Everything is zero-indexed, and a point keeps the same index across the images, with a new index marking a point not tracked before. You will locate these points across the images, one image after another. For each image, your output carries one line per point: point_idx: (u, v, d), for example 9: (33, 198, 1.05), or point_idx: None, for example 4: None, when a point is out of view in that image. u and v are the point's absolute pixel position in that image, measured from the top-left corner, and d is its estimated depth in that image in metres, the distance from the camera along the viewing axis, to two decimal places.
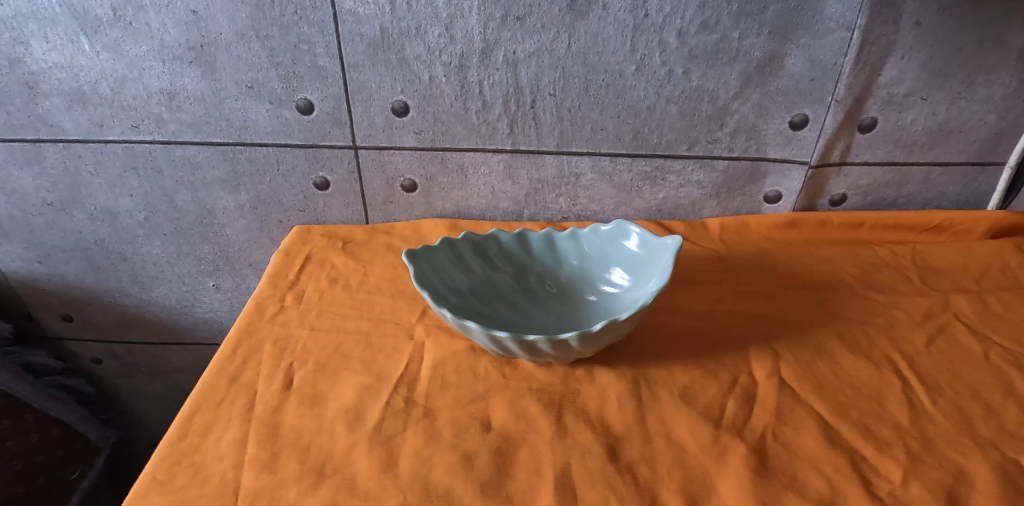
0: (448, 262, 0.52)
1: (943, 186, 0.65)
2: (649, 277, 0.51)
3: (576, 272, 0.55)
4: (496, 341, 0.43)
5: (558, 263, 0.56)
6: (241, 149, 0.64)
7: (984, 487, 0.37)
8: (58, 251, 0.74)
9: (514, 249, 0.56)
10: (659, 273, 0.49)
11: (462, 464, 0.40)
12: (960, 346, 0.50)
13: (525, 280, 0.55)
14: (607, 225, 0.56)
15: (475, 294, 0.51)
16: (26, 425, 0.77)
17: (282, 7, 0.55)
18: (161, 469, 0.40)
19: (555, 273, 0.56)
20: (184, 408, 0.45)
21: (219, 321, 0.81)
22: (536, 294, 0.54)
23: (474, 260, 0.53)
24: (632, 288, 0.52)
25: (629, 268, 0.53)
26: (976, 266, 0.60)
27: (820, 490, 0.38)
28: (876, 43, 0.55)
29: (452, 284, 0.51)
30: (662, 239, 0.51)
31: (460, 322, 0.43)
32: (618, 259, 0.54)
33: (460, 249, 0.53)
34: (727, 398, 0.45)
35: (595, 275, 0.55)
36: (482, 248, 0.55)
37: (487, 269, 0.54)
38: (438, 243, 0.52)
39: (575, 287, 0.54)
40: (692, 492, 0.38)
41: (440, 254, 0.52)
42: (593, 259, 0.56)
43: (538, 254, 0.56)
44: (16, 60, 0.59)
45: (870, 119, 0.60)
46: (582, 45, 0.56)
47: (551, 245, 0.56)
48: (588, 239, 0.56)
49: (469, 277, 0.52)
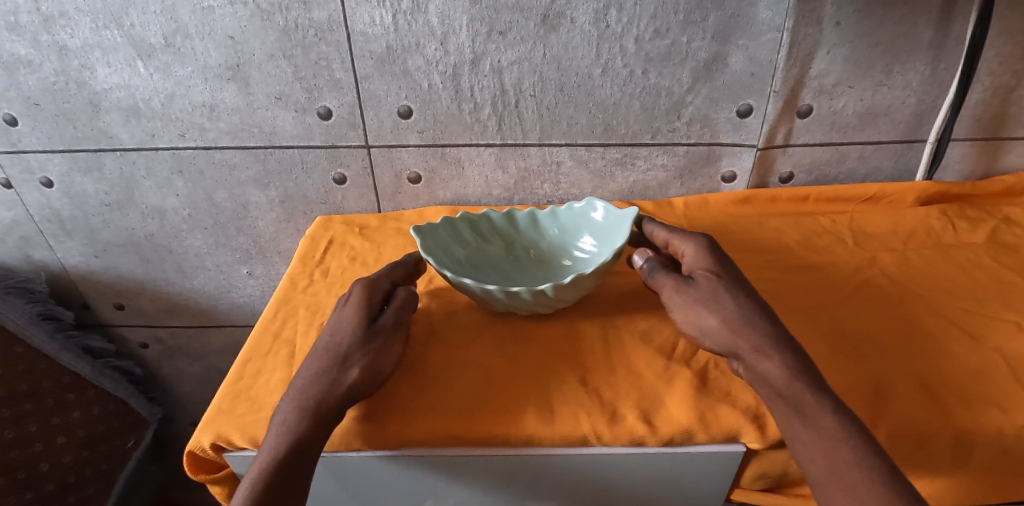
0: (447, 236, 0.62)
1: (878, 161, 0.75)
2: (612, 242, 0.61)
3: (555, 243, 0.66)
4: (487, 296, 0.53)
5: (540, 235, 0.66)
6: (271, 151, 0.75)
7: (895, 409, 0.46)
8: (113, 246, 0.86)
9: (503, 225, 0.66)
10: (619, 238, 0.59)
11: (463, 391, 0.50)
12: (880, 292, 0.60)
13: (512, 251, 0.65)
14: (580, 202, 0.66)
15: (470, 262, 0.62)
16: (88, 399, 0.90)
17: (304, 31, 0.66)
18: (224, 401, 0.51)
19: (538, 244, 0.66)
20: (238, 358, 0.56)
21: (252, 305, 0.92)
22: (522, 263, 0.64)
23: (469, 235, 0.64)
24: (599, 251, 0.62)
25: (597, 237, 0.64)
26: (903, 229, 0.69)
27: (747, 402, 0.48)
28: (803, 43, 0.65)
29: (450, 254, 0.61)
30: (623, 211, 0.61)
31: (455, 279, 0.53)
32: (589, 230, 0.65)
33: (456, 226, 0.63)
34: (679, 337, 0.55)
35: (570, 245, 0.65)
36: (475, 227, 0.65)
37: (479, 242, 0.64)
38: (438, 221, 0.63)
39: (554, 255, 0.65)
40: (645, 407, 0.48)
41: (441, 230, 0.62)
42: (569, 231, 0.66)
43: (523, 229, 0.67)
44: (82, 83, 0.71)
45: (806, 106, 0.70)
46: (555, 52, 0.66)
47: (534, 222, 0.66)
48: (564, 215, 0.66)
49: (465, 248, 0.63)
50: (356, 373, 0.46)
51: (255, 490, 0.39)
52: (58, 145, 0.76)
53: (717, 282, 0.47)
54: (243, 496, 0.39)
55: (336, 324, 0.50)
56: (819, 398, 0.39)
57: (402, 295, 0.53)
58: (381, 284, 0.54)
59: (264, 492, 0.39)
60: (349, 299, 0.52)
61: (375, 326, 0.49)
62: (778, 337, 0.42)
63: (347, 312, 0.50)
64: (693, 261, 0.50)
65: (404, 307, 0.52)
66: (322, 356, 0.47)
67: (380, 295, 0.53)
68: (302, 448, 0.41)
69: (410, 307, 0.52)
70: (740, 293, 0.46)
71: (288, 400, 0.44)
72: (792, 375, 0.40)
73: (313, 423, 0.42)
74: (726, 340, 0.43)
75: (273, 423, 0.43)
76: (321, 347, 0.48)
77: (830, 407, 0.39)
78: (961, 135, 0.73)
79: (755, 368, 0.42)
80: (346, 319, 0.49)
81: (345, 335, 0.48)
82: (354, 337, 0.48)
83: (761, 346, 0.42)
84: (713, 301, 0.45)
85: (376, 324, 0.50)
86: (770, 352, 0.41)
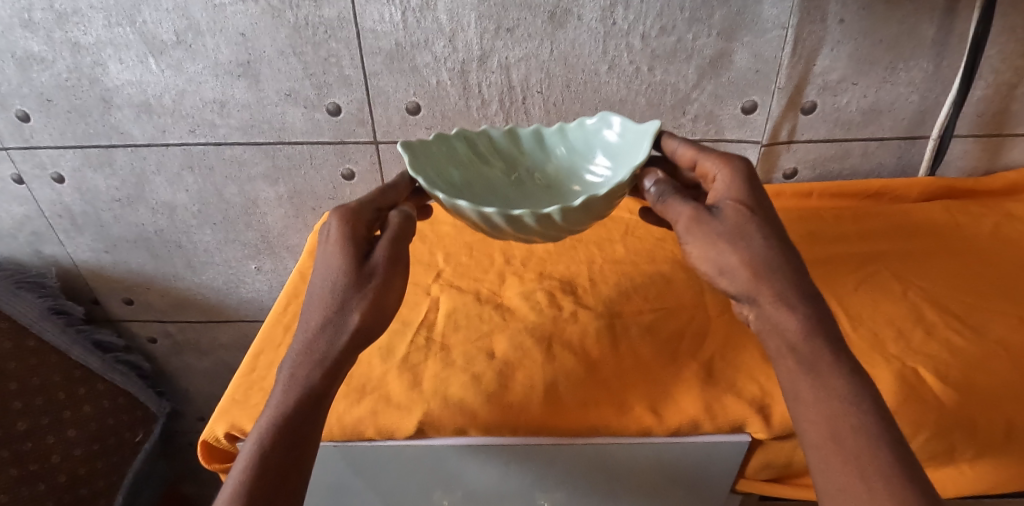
0: (439, 154, 0.54)
1: (881, 157, 0.76)
2: (631, 162, 0.52)
3: (563, 165, 0.58)
4: (491, 227, 0.44)
5: (546, 158, 0.59)
6: (280, 147, 0.76)
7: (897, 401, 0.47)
8: (123, 242, 0.87)
9: (504, 143, 0.58)
10: (635, 156, 0.51)
11: (473, 382, 0.51)
12: (884, 286, 0.61)
13: (515, 176, 0.58)
14: (593, 118, 0.57)
15: (467, 185, 0.54)
16: (98, 392, 0.92)
17: (314, 28, 0.66)
18: (238, 392, 0.52)
19: (544, 167, 0.59)
20: (250, 350, 0.57)
21: (260, 300, 0.93)
22: (524, 189, 0.57)
23: (465, 154, 0.56)
24: (615, 173, 0.54)
25: (613, 156, 0.55)
26: (906, 224, 0.70)
27: (753, 393, 0.49)
28: (807, 39, 0.66)
29: (443, 174, 0.53)
30: (642, 124, 0.52)
31: (450, 201, 0.43)
32: (604, 149, 0.56)
33: (450, 143, 0.55)
34: (686, 330, 0.56)
35: (580, 167, 0.58)
36: (472, 146, 0.57)
37: (476, 163, 0.56)
38: (429, 136, 0.54)
39: (562, 179, 0.58)
40: (653, 399, 0.49)
41: (431, 146, 0.54)
42: (580, 152, 0.58)
43: (527, 150, 0.59)
44: (95, 79, 0.72)
45: (810, 103, 0.70)
46: (562, 49, 0.67)
47: (540, 142, 0.59)
48: (575, 132, 0.58)
49: (459, 169, 0.55)
50: (359, 318, 0.43)
51: (266, 446, 0.38)
52: (70, 141, 0.77)
53: (748, 218, 0.43)
54: (255, 446, 0.38)
55: (322, 265, 0.45)
56: (837, 358, 0.37)
57: (396, 221, 0.48)
58: (365, 213, 0.48)
59: (274, 449, 0.38)
60: (329, 235, 0.46)
61: (370, 269, 0.44)
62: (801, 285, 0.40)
63: (332, 250, 0.45)
64: (723, 189, 0.46)
65: (399, 237, 0.47)
66: (319, 303, 0.43)
67: (365, 226, 0.48)
68: (318, 395, 0.41)
69: (405, 236, 0.48)
70: (768, 235, 0.42)
71: (294, 347, 0.43)
72: (810, 329, 0.38)
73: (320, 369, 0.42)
74: (745, 283, 0.41)
75: (280, 376, 0.42)
76: (313, 293, 0.45)
77: (846, 369, 0.37)
78: (964, 132, 0.74)
79: (770, 316, 0.40)
80: (334, 259, 0.45)
81: (336, 279, 0.44)
82: (348, 278, 0.44)
83: (783, 294, 0.40)
84: (739, 240, 0.42)
85: (370, 262, 0.45)
86: (792, 303, 0.40)
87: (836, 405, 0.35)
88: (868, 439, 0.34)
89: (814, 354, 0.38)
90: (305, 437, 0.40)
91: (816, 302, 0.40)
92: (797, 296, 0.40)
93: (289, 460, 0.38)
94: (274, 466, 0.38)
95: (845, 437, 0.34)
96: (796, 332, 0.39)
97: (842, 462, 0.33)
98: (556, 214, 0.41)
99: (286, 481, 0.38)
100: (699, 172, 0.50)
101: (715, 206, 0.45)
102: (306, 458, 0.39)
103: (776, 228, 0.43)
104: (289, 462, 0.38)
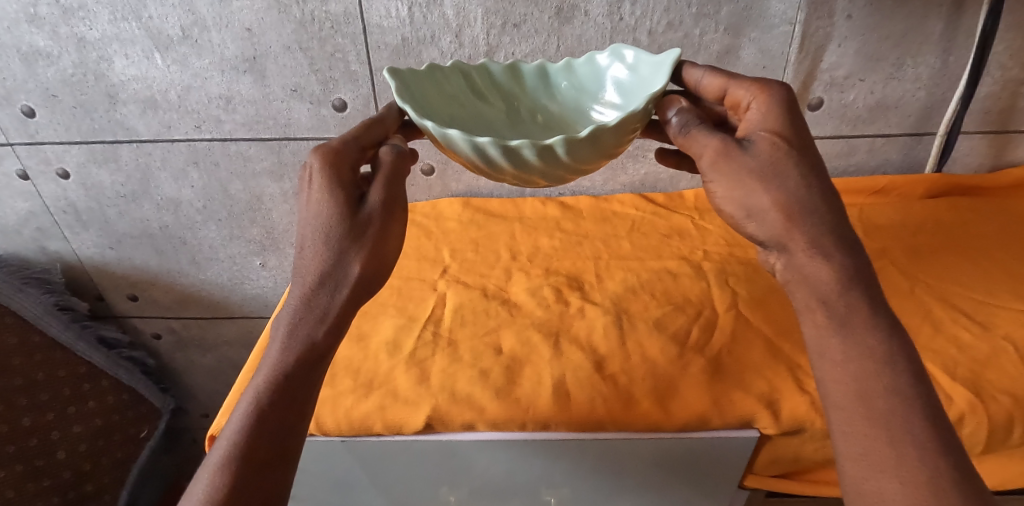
0: (439, 90, 0.53)
1: (887, 154, 0.76)
2: (639, 97, 0.51)
3: (568, 105, 0.57)
4: (488, 164, 0.42)
5: (549, 95, 0.58)
6: (285, 143, 0.76)
7: None
8: (128, 238, 0.87)
9: (506, 81, 0.57)
10: (649, 89, 0.49)
11: (480, 377, 0.51)
12: (890, 283, 0.61)
13: (516, 112, 0.57)
14: (603, 52, 0.56)
15: (467, 122, 0.53)
16: (103, 389, 0.92)
17: (321, 23, 0.66)
18: (246, 387, 0.52)
19: (547, 107, 0.58)
20: (257, 345, 0.57)
21: (265, 296, 0.93)
22: (525, 126, 0.56)
23: (465, 90, 0.55)
24: (622, 110, 0.53)
25: (620, 93, 0.54)
26: (912, 220, 0.70)
27: (761, 388, 0.49)
28: (815, 35, 0.65)
29: (442, 111, 0.52)
30: (658, 56, 0.50)
31: (441, 132, 0.41)
32: (611, 85, 0.55)
33: (450, 79, 0.54)
34: (692, 326, 0.56)
35: (585, 106, 0.56)
36: (473, 82, 0.56)
37: (476, 99, 0.56)
38: (425, 67, 0.53)
39: (565, 119, 0.57)
40: (661, 394, 0.49)
41: (430, 80, 0.53)
42: (587, 89, 0.57)
43: (530, 88, 0.58)
44: (100, 75, 0.72)
45: (817, 99, 0.70)
46: (569, 45, 0.67)
47: (544, 78, 0.57)
48: (581, 69, 0.57)
49: (459, 107, 0.54)
50: (359, 269, 0.42)
51: (264, 407, 0.38)
52: (75, 136, 0.77)
53: (783, 153, 0.40)
54: (253, 402, 0.38)
55: (309, 212, 0.43)
56: (873, 314, 0.37)
57: (388, 159, 0.45)
58: (350, 155, 0.45)
59: (273, 407, 0.38)
60: (311, 175, 0.43)
61: (365, 217, 0.42)
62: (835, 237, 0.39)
63: (319, 193, 0.42)
64: (756, 120, 0.43)
65: (394, 174, 0.44)
66: (314, 253, 0.42)
67: (351, 169, 0.45)
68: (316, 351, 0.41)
69: (400, 179, 0.45)
70: (805, 174, 0.40)
71: (292, 300, 0.42)
72: (846, 280, 0.38)
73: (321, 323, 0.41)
74: (776, 227, 0.40)
75: (278, 331, 0.41)
76: (303, 242, 0.42)
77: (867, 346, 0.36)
78: (971, 129, 0.74)
79: (802, 266, 0.39)
80: (323, 206, 0.42)
81: (330, 227, 0.42)
82: (341, 228, 0.41)
83: (819, 243, 0.39)
84: (772, 177, 0.40)
85: (366, 208, 0.43)
86: (829, 252, 0.39)
87: (868, 366, 0.35)
88: (901, 403, 0.33)
89: (848, 309, 0.37)
90: (302, 398, 0.40)
91: (848, 259, 0.39)
92: (833, 246, 0.39)
93: (287, 422, 0.39)
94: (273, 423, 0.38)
95: (874, 398, 0.34)
96: (828, 284, 0.38)
97: (868, 425, 0.33)
98: (559, 147, 0.39)
99: (285, 441, 0.38)
100: (728, 103, 0.47)
101: (747, 138, 0.43)
102: (303, 417, 0.40)
103: (813, 165, 0.41)
104: (286, 426, 0.39)
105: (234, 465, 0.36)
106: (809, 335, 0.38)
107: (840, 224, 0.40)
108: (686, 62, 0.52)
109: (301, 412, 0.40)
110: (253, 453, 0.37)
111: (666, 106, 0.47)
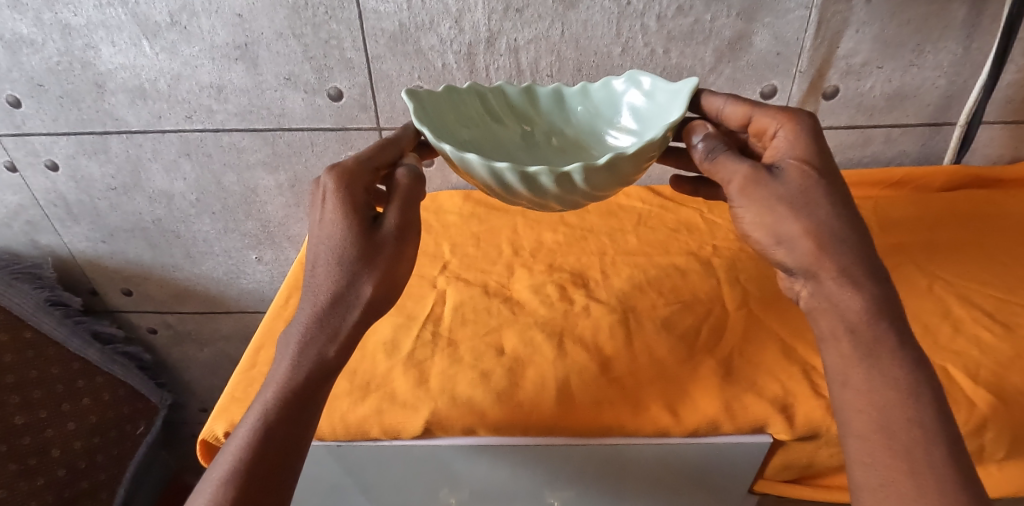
0: (451, 112, 0.51)
1: (904, 145, 0.73)
2: (657, 123, 0.49)
3: (583, 128, 0.56)
4: (504, 188, 0.41)
5: (565, 118, 0.56)
6: (280, 134, 0.74)
7: None
8: (121, 231, 0.85)
9: (522, 103, 0.56)
10: (665, 118, 0.48)
11: (481, 380, 0.49)
12: (908, 280, 0.58)
13: (530, 136, 0.55)
14: (620, 77, 0.54)
15: (480, 146, 0.52)
16: (97, 385, 0.91)
17: (314, 8, 0.63)
18: (238, 389, 0.50)
19: (562, 130, 0.56)
20: (251, 345, 0.55)
21: (261, 290, 0.92)
22: (540, 150, 0.55)
23: (479, 112, 0.54)
24: (638, 137, 0.51)
25: (638, 119, 0.53)
26: (928, 214, 0.67)
27: (774, 391, 0.47)
28: (832, 20, 0.62)
29: (455, 133, 0.51)
30: (675, 83, 0.49)
31: (459, 154, 0.39)
32: (628, 111, 0.54)
33: (464, 101, 0.53)
34: (702, 325, 0.54)
35: (601, 130, 0.55)
36: (488, 104, 0.55)
37: (490, 122, 0.54)
38: (441, 90, 0.52)
39: (581, 143, 0.55)
40: (671, 401, 0.47)
41: (444, 101, 0.51)
42: (602, 114, 0.55)
43: (546, 110, 0.56)
44: (87, 63, 0.69)
45: (832, 87, 0.68)
46: (574, 31, 0.64)
47: (559, 102, 0.56)
48: (598, 93, 0.55)
49: (473, 130, 0.53)
50: (372, 291, 0.40)
51: (270, 426, 0.37)
52: (63, 127, 0.75)
53: (813, 181, 0.40)
54: (259, 419, 0.37)
55: (322, 233, 0.41)
56: (893, 341, 0.36)
57: (405, 182, 0.43)
58: (363, 175, 0.43)
59: (277, 423, 0.37)
60: (324, 194, 0.42)
61: (379, 240, 0.41)
62: (858, 259, 0.38)
63: (332, 213, 0.41)
64: (784, 147, 0.43)
65: (410, 200, 0.43)
66: (322, 272, 0.40)
67: (365, 190, 0.43)
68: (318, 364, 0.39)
69: (414, 203, 0.43)
70: (833, 200, 0.39)
71: (300, 319, 0.41)
72: (874, 310, 0.37)
73: (326, 338, 0.40)
74: (805, 255, 0.39)
75: (286, 346, 0.40)
76: (315, 260, 0.41)
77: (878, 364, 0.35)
78: (991, 118, 0.71)
79: (829, 293, 0.38)
80: (335, 226, 0.41)
81: (343, 247, 0.40)
82: (354, 251, 0.40)
83: (846, 271, 0.38)
84: (802, 205, 0.39)
85: (381, 231, 0.41)
86: (854, 279, 0.38)
87: (889, 396, 0.34)
88: (924, 437, 0.33)
89: (874, 338, 0.36)
90: (307, 419, 0.38)
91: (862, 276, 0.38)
92: (856, 274, 0.38)
93: (292, 440, 0.37)
94: (279, 439, 0.37)
95: (896, 429, 0.33)
96: (858, 315, 0.37)
97: (889, 458, 0.32)
98: (576, 174, 0.38)
99: (289, 462, 0.37)
100: (752, 130, 0.47)
101: (776, 166, 0.42)
102: (308, 437, 0.39)
103: (843, 194, 0.40)
104: (289, 451, 0.37)
105: (236, 488, 0.35)
106: (831, 365, 0.37)
107: (863, 250, 0.39)
108: (705, 89, 0.51)
109: (305, 432, 0.38)
110: (256, 476, 0.35)
111: (690, 132, 0.47)
